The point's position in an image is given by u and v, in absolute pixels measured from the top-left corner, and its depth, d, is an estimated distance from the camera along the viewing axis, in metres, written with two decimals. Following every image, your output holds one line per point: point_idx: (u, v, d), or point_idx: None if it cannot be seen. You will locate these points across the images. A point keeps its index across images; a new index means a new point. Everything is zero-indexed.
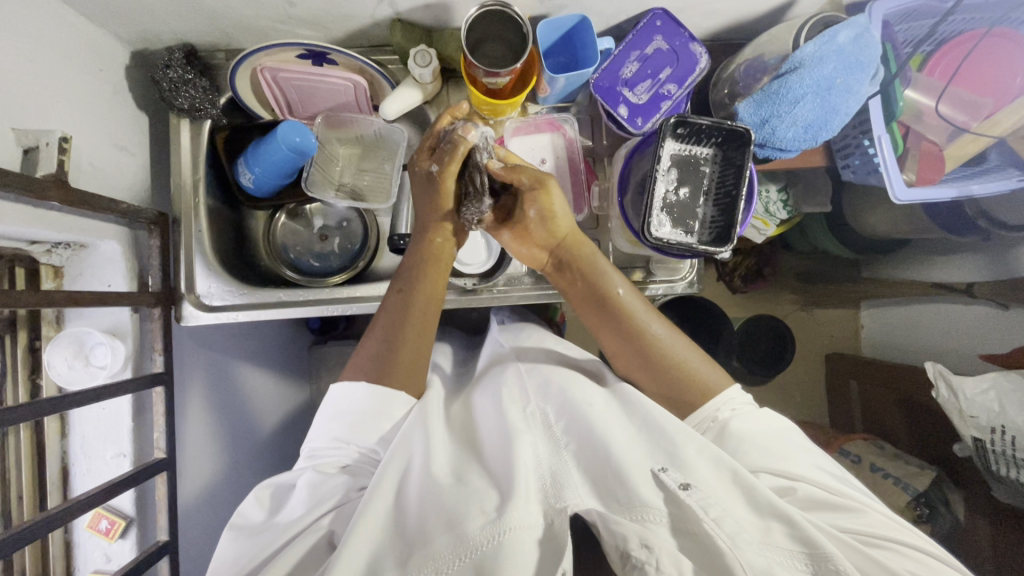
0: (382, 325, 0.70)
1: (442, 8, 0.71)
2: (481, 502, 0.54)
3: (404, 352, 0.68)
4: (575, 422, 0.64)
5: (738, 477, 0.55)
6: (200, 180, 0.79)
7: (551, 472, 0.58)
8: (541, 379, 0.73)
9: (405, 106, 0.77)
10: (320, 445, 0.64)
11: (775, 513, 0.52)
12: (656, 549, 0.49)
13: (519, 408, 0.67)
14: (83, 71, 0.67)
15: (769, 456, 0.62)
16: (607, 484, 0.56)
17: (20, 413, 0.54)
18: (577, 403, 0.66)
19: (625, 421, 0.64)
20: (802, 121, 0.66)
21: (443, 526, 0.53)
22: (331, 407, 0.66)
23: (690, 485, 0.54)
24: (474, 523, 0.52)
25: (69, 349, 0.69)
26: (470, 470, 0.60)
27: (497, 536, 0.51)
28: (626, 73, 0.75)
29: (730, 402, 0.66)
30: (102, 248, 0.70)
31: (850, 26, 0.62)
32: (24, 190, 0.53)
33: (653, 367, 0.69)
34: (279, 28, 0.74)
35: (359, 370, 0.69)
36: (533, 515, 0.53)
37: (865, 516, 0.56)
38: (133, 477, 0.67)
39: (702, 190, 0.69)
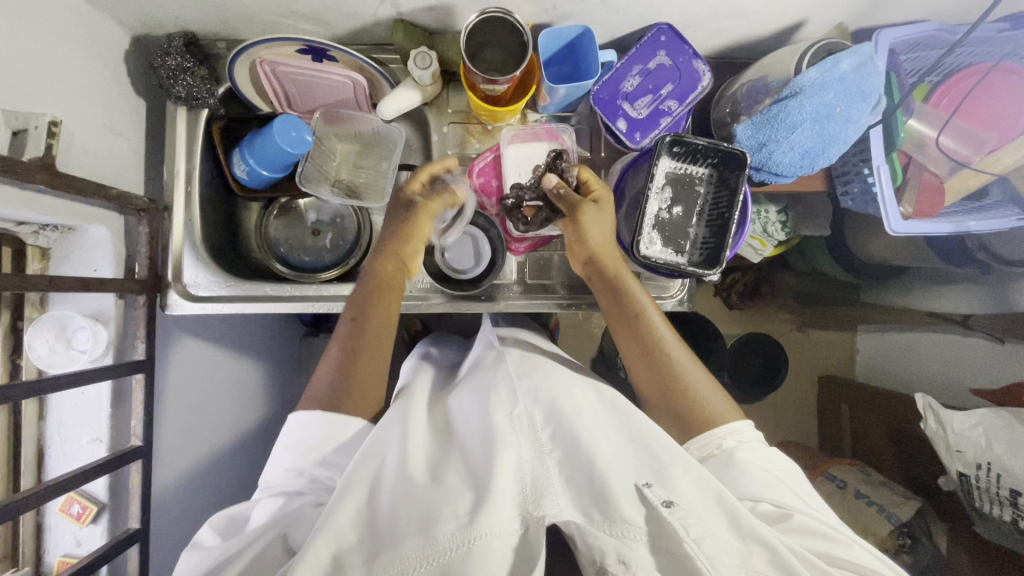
0: (338, 348, 0.70)
1: (446, 11, 0.71)
2: (458, 505, 0.54)
3: (356, 377, 0.68)
4: (562, 430, 0.64)
5: (724, 500, 0.55)
6: (194, 169, 0.79)
7: (531, 476, 0.58)
8: (529, 385, 0.72)
9: (403, 107, 0.77)
10: (275, 476, 0.62)
11: (757, 538, 0.52)
12: (632, 566, 0.50)
13: (506, 410, 0.66)
14: (81, 55, 0.67)
15: (771, 488, 0.61)
16: (584, 495, 0.56)
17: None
18: (565, 413, 0.65)
19: (614, 434, 0.64)
20: (800, 147, 0.64)
21: (415, 528, 0.52)
22: (291, 434, 0.65)
23: (673, 503, 0.54)
24: (446, 527, 0.51)
25: (51, 331, 0.69)
26: (449, 472, 0.60)
27: (469, 542, 0.50)
28: (627, 87, 0.75)
29: (736, 432, 0.66)
30: (90, 231, 0.70)
31: (853, 54, 0.60)
32: (9, 173, 0.52)
33: (663, 386, 0.69)
34: (281, 22, 0.74)
35: (313, 398, 0.68)
36: (508, 521, 0.53)
37: (851, 551, 0.55)
38: (106, 464, 0.66)
39: (696, 210, 0.69)
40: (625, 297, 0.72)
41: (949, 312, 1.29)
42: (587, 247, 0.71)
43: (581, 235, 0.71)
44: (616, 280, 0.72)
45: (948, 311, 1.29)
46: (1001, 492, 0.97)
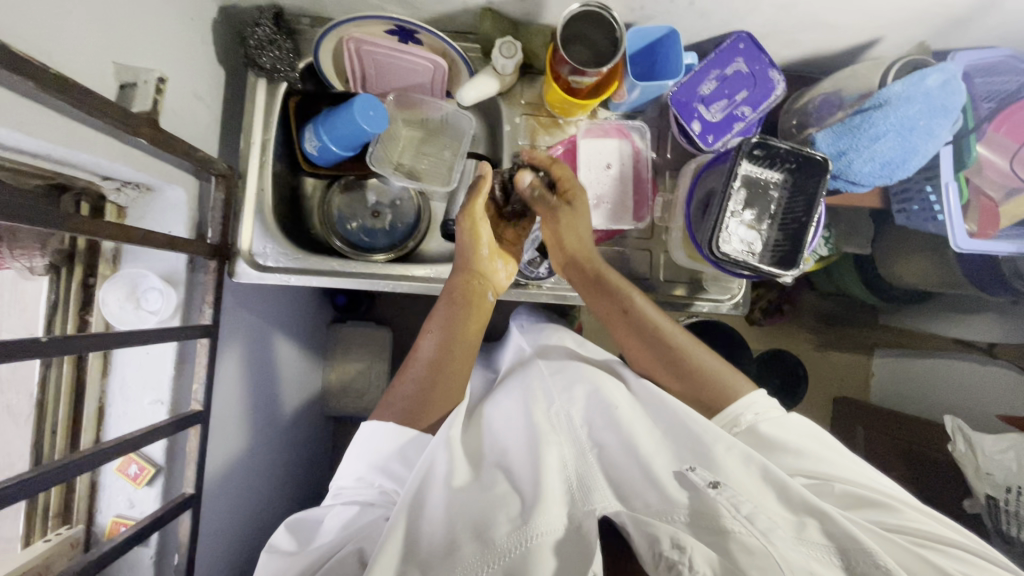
0: (420, 362, 0.70)
1: (536, 2, 0.72)
2: (508, 507, 0.56)
3: (434, 392, 0.68)
4: (603, 426, 0.65)
5: (769, 474, 0.56)
6: (269, 140, 0.79)
7: (576, 473, 0.60)
8: (563, 380, 0.73)
9: (481, 95, 0.78)
10: (347, 484, 0.65)
11: (809, 509, 0.53)
12: (688, 549, 0.50)
13: (544, 409, 0.68)
14: (178, 16, 0.68)
15: (805, 458, 0.62)
16: (633, 481, 0.58)
17: (83, 342, 0.54)
18: (609, 409, 0.66)
19: (650, 428, 0.65)
20: (881, 158, 0.66)
21: (473, 532, 0.53)
22: (366, 451, 0.65)
23: (720, 483, 0.54)
24: (503, 528, 0.53)
25: (122, 290, 0.69)
26: (497, 473, 0.61)
27: (525, 543, 0.52)
28: (704, 90, 0.76)
29: (752, 406, 0.67)
30: (169, 194, 0.70)
31: (940, 71, 0.62)
32: (123, 124, 0.53)
33: (674, 370, 0.71)
34: (371, 2, 0.75)
35: (388, 410, 0.68)
36: (556, 519, 0.55)
37: (899, 513, 0.57)
38: (172, 425, 0.66)
39: (769, 213, 0.69)
40: (614, 291, 0.73)
41: (973, 341, 1.31)
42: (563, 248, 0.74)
43: (559, 240, 0.75)
44: (601, 274, 0.73)
45: (972, 339, 1.31)
46: None
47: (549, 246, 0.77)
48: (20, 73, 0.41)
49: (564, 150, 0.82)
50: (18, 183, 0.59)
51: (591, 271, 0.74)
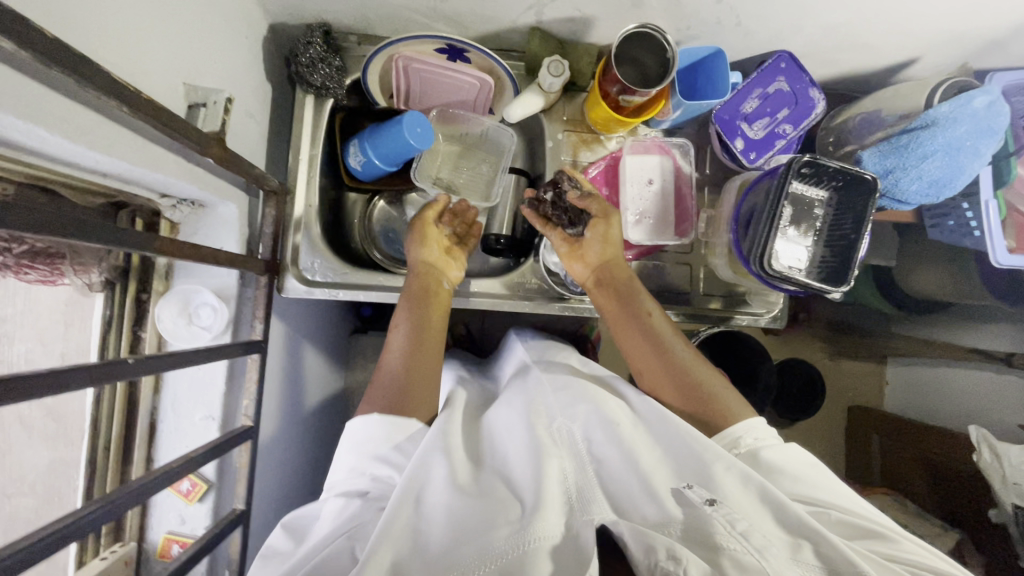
0: (387, 376, 0.67)
1: (585, 22, 0.73)
2: (508, 514, 0.54)
3: (416, 380, 0.67)
4: (606, 438, 0.60)
5: (768, 494, 0.54)
6: (315, 156, 0.80)
7: (575, 486, 0.58)
8: (567, 398, 0.66)
9: (526, 112, 0.79)
10: (341, 477, 0.62)
11: (804, 531, 0.51)
12: (684, 561, 0.48)
13: (545, 423, 0.63)
14: (234, 36, 0.68)
15: (803, 484, 0.59)
16: (631, 495, 0.56)
17: (168, 360, 0.54)
18: (608, 421, 0.61)
19: (649, 443, 0.61)
20: (928, 177, 0.67)
21: (462, 538, 0.52)
22: (355, 442, 0.63)
23: (716, 501, 0.53)
24: (499, 535, 0.51)
25: (176, 306, 0.69)
26: (495, 481, 0.59)
27: (523, 545, 0.50)
28: (747, 108, 0.78)
29: (753, 430, 0.63)
30: (221, 210, 0.71)
31: (986, 92, 0.64)
32: (198, 144, 0.53)
33: (677, 383, 0.67)
34: (420, 21, 0.76)
35: (372, 405, 0.66)
36: (554, 527, 0.53)
37: (899, 544, 0.54)
38: (230, 441, 0.66)
39: (815, 229, 0.70)
40: (635, 301, 0.71)
41: (992, 351, 1.34)
42: (603, 247, 0.73)
43: (609, 239, 0.72)
44: (627, 281, 0.72)
45: (990, 350, 1.34)
46: None
47: (586, 244, 0.74)
48: (123, 100, 0.42)
49: (607, 166, 0.82)
50: (82, 202, 0.60)
51: (622, 279, 0.73)
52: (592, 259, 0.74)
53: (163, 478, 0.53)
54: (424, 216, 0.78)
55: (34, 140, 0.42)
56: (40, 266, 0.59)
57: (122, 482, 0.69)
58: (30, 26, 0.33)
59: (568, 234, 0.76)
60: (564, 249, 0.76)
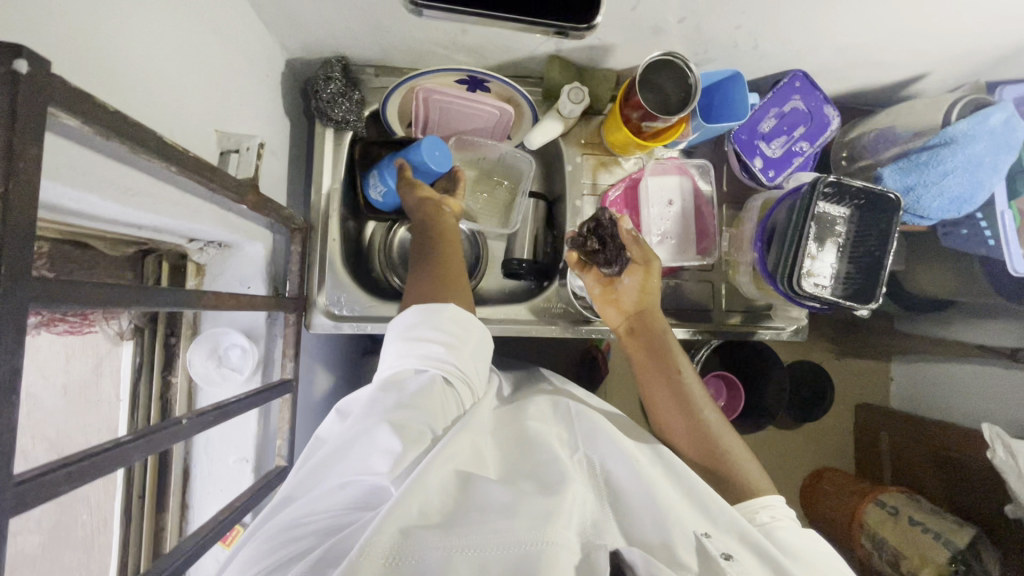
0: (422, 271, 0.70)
1: (604, 49, 0.74)
2: (530, 504, 0.49)
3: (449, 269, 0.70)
4: (628, 469, 0.57)
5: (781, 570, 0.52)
6: (337, 189, 0.80)
7: (591, 517, 0.53)
8: (592, 425, 0.63)
9: (548, 137, 0.79)
10: (389, 366, 0.62)
11: None
12: None
13: (566, 453, 0.60)
14: (255, 76, 0.68)
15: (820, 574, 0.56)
16: (643, 528, 0.54)
17: (215, 416, 0.52)
18: (627, 454, 0.58)
19: (666, 476, 0.58)
20: (948, 193, 0.69)
21: (479, 515, 0.47)
22: (399, 330, 0.64)
23: (732, 557, 0.52)
24: (519, 523, 0.47)
25: (206, 349, 0.69)
26: (518, 480, 0.54)
27: (540, 543, 0.46)
28: (764, 128, 0.79)
29: (770, 508, 0.61)
30: (247, 249, 0.70)
31: (1002, 110, 0.65)
32: (232, 192, 0.53)
33: (700, 442, 0.66)
34: (438, 53, 0.77)
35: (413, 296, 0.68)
36: (572, 541, 0.48)
37: None
38: (268, 484, 0.65)
39: (838, 246, 0.72)
40: (667, 355, 0.71)
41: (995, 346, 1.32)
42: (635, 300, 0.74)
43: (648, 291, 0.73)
44: (659, 332, 0.73)
45: (995, 345, 1.32)
46: None
47: (624, 292, 0.74)
48: (170, 160, 0.42)
49: (628, 187, 0.82)
50: (113, 253, 0.59)
51: (657, 331, 0.73)
52: (629, 305, 0.74)
53: (212, 536, 0.53)
54: (407, 177, 0.75)
55: (79, 203, 0.42)
56: (71, 317, 0.58)
57: (158, 530, 0.68)
58: (91, 101, 0.33)
59: (604, 274, 0.76)
60: (598, 295, 0.76)
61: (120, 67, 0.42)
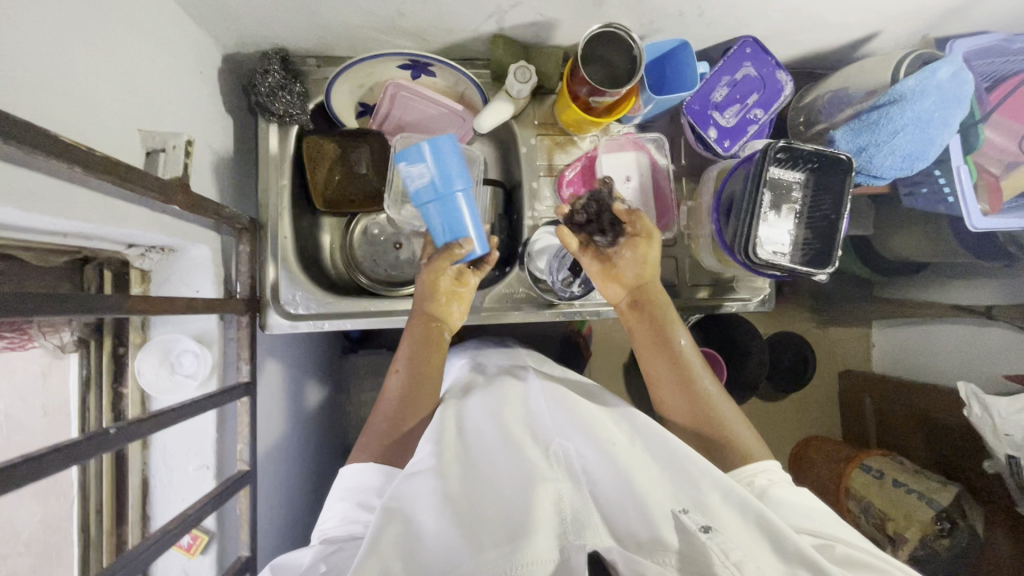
0: (380, 416, 0.69)
1: (547, 26, 0.72)
2: (495, 533, 0.51)
3: (406, 421, 0.68)
4: (598, 456, 0.57)
5: (765, 523, 0.51)
6: (285, 186, 0.78)
7: (571, 507, 0.54)
8: (566, 415, 0.64)
9: (498, 119, 0.77)
10: (331, 526, 0.60)
11: (804, 561, 0.49)
12: None
13: (538, 446, 0.60)
14: (187, 73, 0.66)
15: (811, 520, 0.56)
16: (628, 520, 0.53)
17: (153, 423, 0.50)
18: (599, 440, 0.58)
19: (649, 462, 0.58)
20: (900, 151, 0.68)
21: (450, 561, 0.49)
22: (346, 488, 0.62)
23: (712, 527, 0.51)
24: (488, 555, 0.49)
25: (156, 356, 0.67)
26: (486, 494, 0.55)
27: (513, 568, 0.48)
28: (717, 97, 0.78)
29: (768, 471, 0.62)
30: (193, 252, 0.68)
31: (949, 63, 0.64)
32: (158, 193, 0.51)
33: (699, 419, 0.67)
34: (378, 38, 0.74)
35: (364, 449, 0.67)
36: (548, 549, 0.50)
37: None
38: (228, 489, 0.64)
39: (795, 213, 0.71)
40: (663, 329, 0.71)
41: (970, 306, 1.34)
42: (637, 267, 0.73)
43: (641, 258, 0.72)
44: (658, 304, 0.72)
45: (970, 304, 1.34)
46: None
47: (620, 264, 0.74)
48: (73, 161, 0.40)
49: (583, 166, 0.81)
50: (43, 264, 0.57)
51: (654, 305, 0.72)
52: (629, 279, 0.73)
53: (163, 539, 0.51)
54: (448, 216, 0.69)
55: None
56: (6, 333, 0.57)
57: (120, 542, 0.67)
58: None
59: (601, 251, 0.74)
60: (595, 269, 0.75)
61: (19, 68, 0.40)
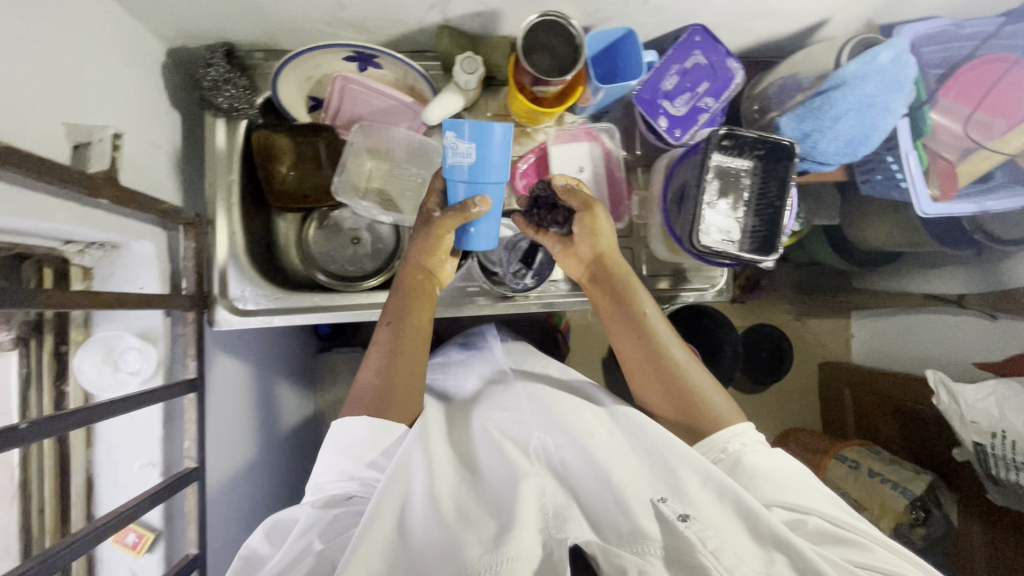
0: (367, 376, 0.68)
1: (492, 16, 0.72)
2: (479, 533, 0.51)
3: (397, 380, 0.67)
4: (576, 452, 0.59)
5: (741, 504, 0.52)
6: (234, 181, 0.77)
7: (552, 502, 0.55)
8: (542, 416, 0.66)
9: (447, 112, 0.77)
10: (326, 479, 0.63)
11: (779, 542, 0.49)
12: None
13: (517, 444, 0.62)
14: (125, 67, 0.65)
15: (787, 492, 0.58)
16: (607, 514, 0.53)
17: (72, 419, 0.51)
18: (577, 436, 0.60)
19: (627, 454, 0.60)
20: (844, 136, 0.68)
21: (441, 561, 0.49)
22: (341, 444, 0.63)
23: (689, 516, 0.51)
24: (472, 551, 0.49)
25: (98, 354, 0.66)
26: (471, 501, 0.56)
27: (496, 565, 0.47)
28: (667, 86, 0.77)
29: (739, 436, 0.63)
30: (136, 248, 0.68)
31: (891, 47, 0.64)
32: (80, 187, 0.50)
33: (667, 388, 0.66)
34: (324, 31, 0.74)
35: (356, 404, 0.66)
36: (532, 544, 0.50)
37: (871, 552, 0.52)
38: (168, 488, 0.64)
39: (743, 201, 0.71)
40: (628, 300, 0.70)
41: (945, 294, 1.31)
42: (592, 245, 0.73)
43: (594, 234, 0.72)
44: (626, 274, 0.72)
45: (944, 293, 1.31)
46: (1016, 458, 1.00)
47: (577, 241, 0.74)
48: None
49: (535, 160, 0.82)
50: None
51: (619, 278, 0.72)
52: (586, 254, 0.74)
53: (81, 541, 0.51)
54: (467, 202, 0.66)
55: None
56: None
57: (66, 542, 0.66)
58: None
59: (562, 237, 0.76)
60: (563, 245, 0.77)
61: None
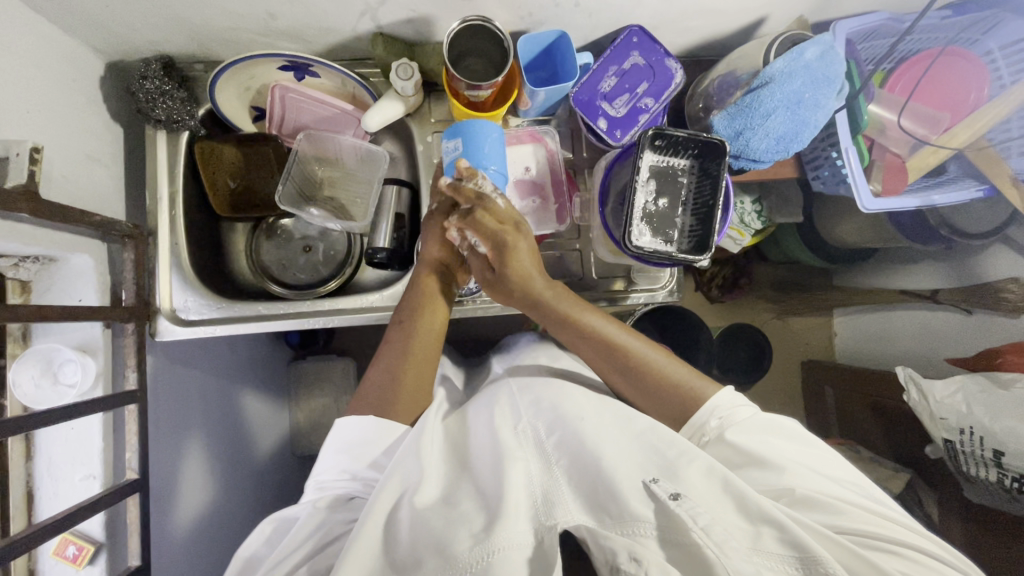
0: (376, 381, 0.67)
1: (424, 22, 0.72)
2: (470, 526, 0.50)
3: (407, 375, 0.67)
4: (563, 435, 0.58)
5: (731, 485, 0.50)
6: (176, 193, 0.78)
7: (541, 489, 0.54)
8: (529, 400, 0.64)
9: (387, 118, 0.77)
10: (328, 477, 0.60)
11: (767, 518, 0.48)
12: (644, 562, 0.46)
13: (509, 426, 0.60)
14: (57, 81, 0.66)
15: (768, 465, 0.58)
16: (596, 496, 0.52)
17: None
18: (567, 418, 0.59)
19: (618, 431, 0.58)
20: (774, 133, 0.69)
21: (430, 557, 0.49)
22: (343, 444, 0.61)
23: (681, 495, 0.50)
24: (462, 544, 0.48)
25: (36, 366, 0.65)
26: (461, 492, 0.55)
27: (486, 556, 0.47)
28: (604, 88, 0.77)
29: (716, 411, 0.63)
30: (73, 261, 0.67)
31: (816, 44, 0.65)
32: None
33: (646, 392, 0.66)
34: (261, 41, 0.75)
35: (363, 404, 0.66)
36: (522, 533, 0.49)
37: (850, 517, 0.53)
38: (106, 498, 0.64)
39: (680, 200, 0.71)
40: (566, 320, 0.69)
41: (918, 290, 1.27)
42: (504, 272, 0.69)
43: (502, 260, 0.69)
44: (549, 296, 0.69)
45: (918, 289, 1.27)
46: (985, 454, 0.96)
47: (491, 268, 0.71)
48: None
49: None
50: None
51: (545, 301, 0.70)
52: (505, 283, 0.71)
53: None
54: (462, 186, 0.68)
55: None
56: None
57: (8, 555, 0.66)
58: None
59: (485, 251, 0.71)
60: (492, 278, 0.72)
61: None
